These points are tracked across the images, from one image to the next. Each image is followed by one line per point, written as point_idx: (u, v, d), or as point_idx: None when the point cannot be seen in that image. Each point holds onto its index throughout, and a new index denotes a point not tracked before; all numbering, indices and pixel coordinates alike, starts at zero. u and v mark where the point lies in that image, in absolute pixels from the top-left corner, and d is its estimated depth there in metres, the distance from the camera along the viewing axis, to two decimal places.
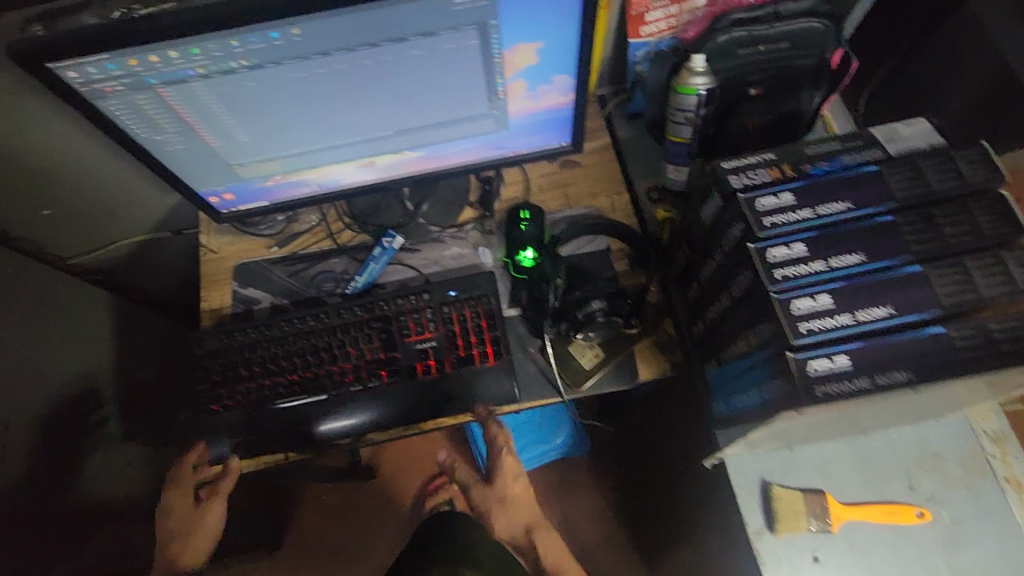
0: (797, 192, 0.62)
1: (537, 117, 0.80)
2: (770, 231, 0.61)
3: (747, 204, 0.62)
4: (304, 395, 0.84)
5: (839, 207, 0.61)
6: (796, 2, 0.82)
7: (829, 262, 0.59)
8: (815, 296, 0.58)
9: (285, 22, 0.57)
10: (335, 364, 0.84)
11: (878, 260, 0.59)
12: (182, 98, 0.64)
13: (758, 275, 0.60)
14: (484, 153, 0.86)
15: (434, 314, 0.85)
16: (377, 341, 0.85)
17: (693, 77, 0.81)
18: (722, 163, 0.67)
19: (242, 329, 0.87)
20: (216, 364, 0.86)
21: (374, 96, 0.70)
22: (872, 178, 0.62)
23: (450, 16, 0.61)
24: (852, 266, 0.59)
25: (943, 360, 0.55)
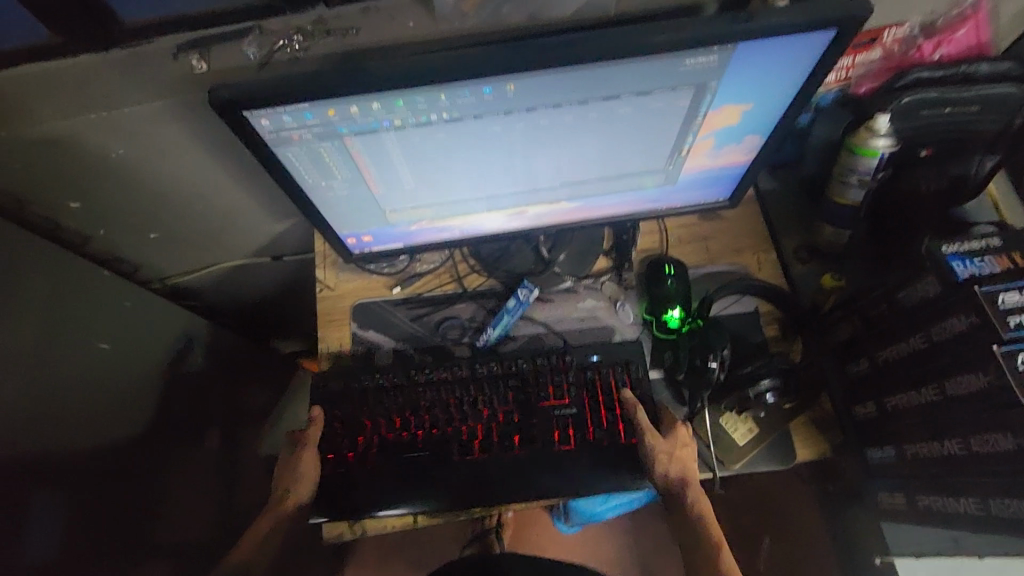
0: None
1: (707, 174, 0.75)
2: (1014, 333, 0.56)
3: (987, 301, 0.57)
4: (430, 460, 0.78)
5: None
6: (991, 65, 0.74)
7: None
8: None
9: (507, 78, 0.52)
10: (465, 424, 0.79)
11: None
12: (366, 147, 0.59)
13: (1007, 383, 0.57)
14: (638, 206, 0.81)
15: (575, 377, 0.80)
16: (512, 403, 0.79)
17: (875, 139, 0.76)
18: (944, 246, 0.63)
19: (367, 376, 0.82)
20: (336, 412, 0.80)
21: (560, 149, 0.64)
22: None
23: (674, 77, 0.56)
24: None
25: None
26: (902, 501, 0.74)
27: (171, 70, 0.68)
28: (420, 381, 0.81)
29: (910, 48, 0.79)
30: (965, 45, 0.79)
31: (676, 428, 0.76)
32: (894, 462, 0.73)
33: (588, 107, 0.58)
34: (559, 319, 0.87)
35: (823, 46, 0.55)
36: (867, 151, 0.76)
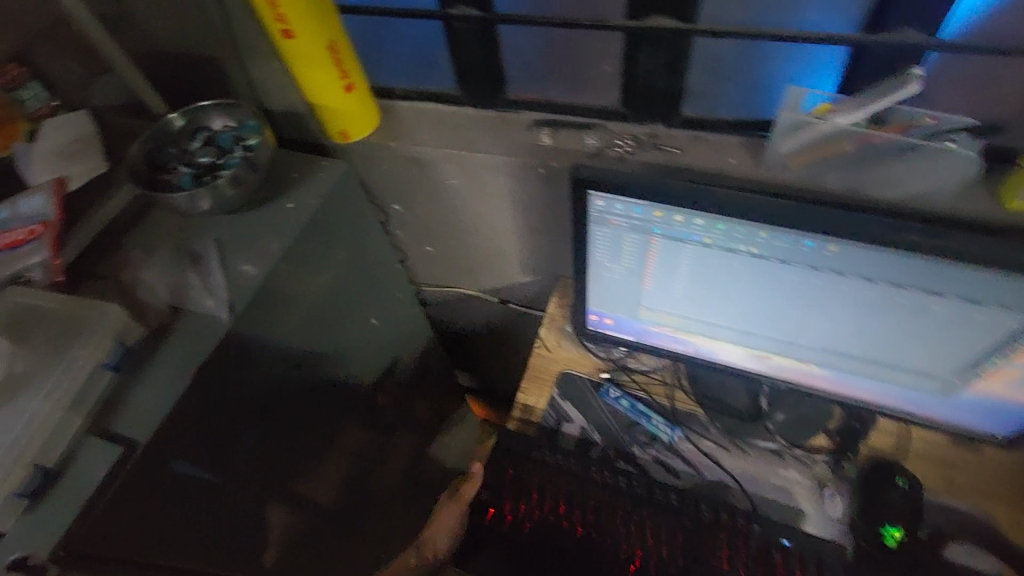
0: None
1: (996, 403, 0.67)
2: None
3: None
4: (602, 563, 0.80)
5: None
6: None
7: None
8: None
9: (832, 240, 0.55)
10: (624, 540, 0.81)
11: None
12: (663, 250, 0.66)
13: None
14: (894, 402, 0.75)
15: (756, 551, 0.77)
16: (681, 543, 0.79)
17: None
18: None
19: (553, 452, 0.88)
20: (513, 470, 0.87)
21: (847, 320, 0.64)
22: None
23: (1014, 299, 0.53)
24: None
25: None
26: None
27: (523, 136, 0.83)
28: (622, 490, 0.83)
29: None
30: None
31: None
32: None
33: (899, 291, 0.57)
34: (758, 477, 0.83)
35: None
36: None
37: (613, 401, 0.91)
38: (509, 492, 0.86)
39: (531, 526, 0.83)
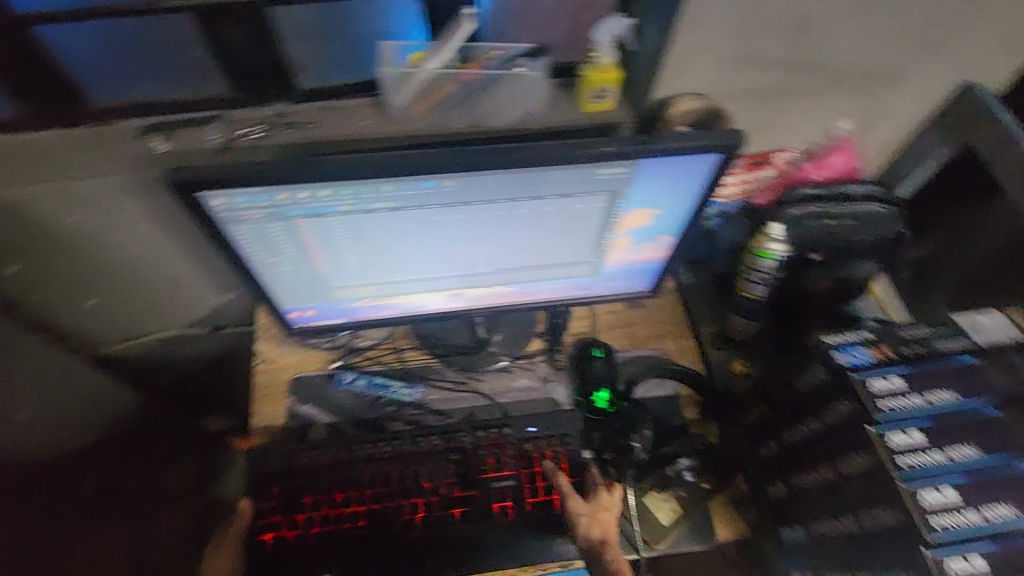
0: (906, 376, 0.65)
1: (630, 267, 0.82)
2: (884, 415, 0.62)
3: (861, 383, 0.64)
4: (390, 533, 0.80)
5: (946, 395, 0.64)
6: (860, 187, 0.91)
7: (950, 451, 0.60)
8: (941, 488, 0.58)
9: (442, 176, 0.59)
10: (404, 497, 0.81)
11: (993, 454, 0.60)
12: (312, 229, 0.65)
13: (881, 461, 0.60)
14: (568, 292, 0.88)
15: (514, 449, 0.84)
16: (454, 475, 0.82)
17: (771, 243, 0.86)
18: (825, 338, 0.72)
19: (309, 450, 0.84)
20: (275, 488, 0.81)
21: (498, 238, 0.71)
22: (973, 368, 0.66)
23: (592, 182, 0.64)
24: (969, 460, 0.60)
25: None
26: None
27: (137, 147, 0.73)
28: (388, 454, 0.84)
29: (795, 170, 0.94)
30: (840, 170, 0.92)
31: (599, 494, 0.79)
32: (796, 540, 0.76)
33: (518, 203, 0.65)
34: (498, 395, 0.91)
35: (710, 167, 0.65)
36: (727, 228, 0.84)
37: (350, 384, 0.91)
38: (281, 505, 0.80)
39: (309, 534, 0.79)
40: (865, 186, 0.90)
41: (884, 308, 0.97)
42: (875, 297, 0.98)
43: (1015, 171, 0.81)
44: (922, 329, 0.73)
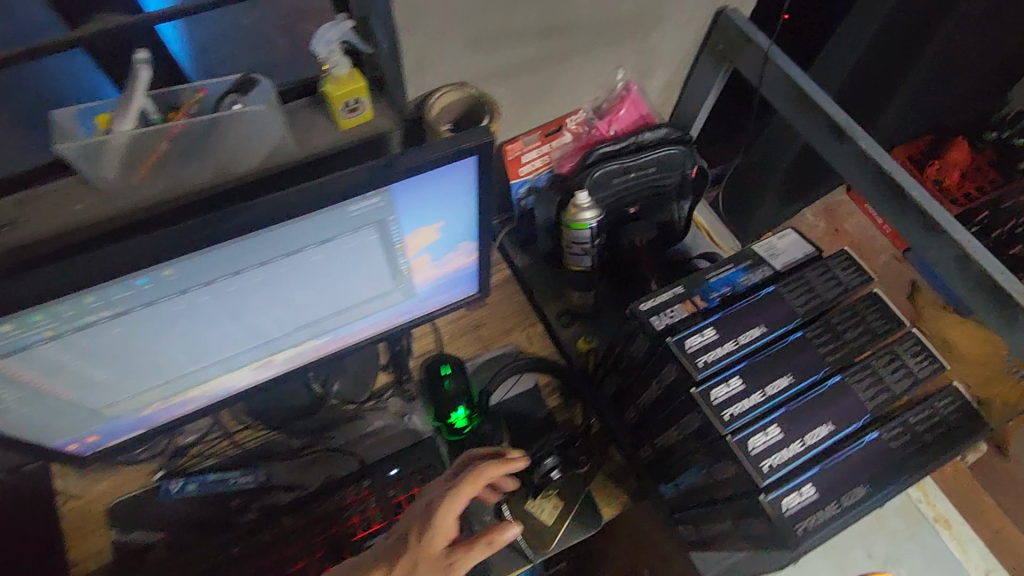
0: (716, 325, 0.65)
1: (443, 279, 0.77)
2: (705, 372, 0.62)
3: (677, 347, 0.63)
4: None
5: (756, 332, 0.65)
6: (651, 134, 0.91)
7: (766, 389, 0.61)
8: (766, 430, 0.59)
9: (155, 268, 0.50)
10: None
11: (805, 377, 0.62)
12: (25, 364, 0.53)
13: (709, 420, 0.60)
14: (395, 322, 0.81)
15: (379, 500, 0.77)
16: (321, 551, 0.74)
17: (582, 213, 0.85)
18: (640, 305, 0.69)
19: None
20: None
21: (274, 301, 0.62)
22: (773, 298, 0.68)
23: (347, 221, 0.56)
24: (785, 390, 0.62)
25: (906, 449, 0.61)
26: (694, 530, 0.76)
27: None
28: (242, 553, 0.74)
29: (590, 130, 0.92)
30: (633, 120, 0.93)
31: None
32: (673, 496, 0.77)
33: (275, 263, 0.57)
34: (353, 447, 0.83)
35: (473, 168, 0.59)
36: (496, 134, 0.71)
37: (181, 492, 0.79)
38: None
39: None
40: (661, 130, 0.91)
41: (709, 235, 1.06)
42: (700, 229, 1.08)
43: (779, 89, 0.83)
44: (727, 265, 0.72)
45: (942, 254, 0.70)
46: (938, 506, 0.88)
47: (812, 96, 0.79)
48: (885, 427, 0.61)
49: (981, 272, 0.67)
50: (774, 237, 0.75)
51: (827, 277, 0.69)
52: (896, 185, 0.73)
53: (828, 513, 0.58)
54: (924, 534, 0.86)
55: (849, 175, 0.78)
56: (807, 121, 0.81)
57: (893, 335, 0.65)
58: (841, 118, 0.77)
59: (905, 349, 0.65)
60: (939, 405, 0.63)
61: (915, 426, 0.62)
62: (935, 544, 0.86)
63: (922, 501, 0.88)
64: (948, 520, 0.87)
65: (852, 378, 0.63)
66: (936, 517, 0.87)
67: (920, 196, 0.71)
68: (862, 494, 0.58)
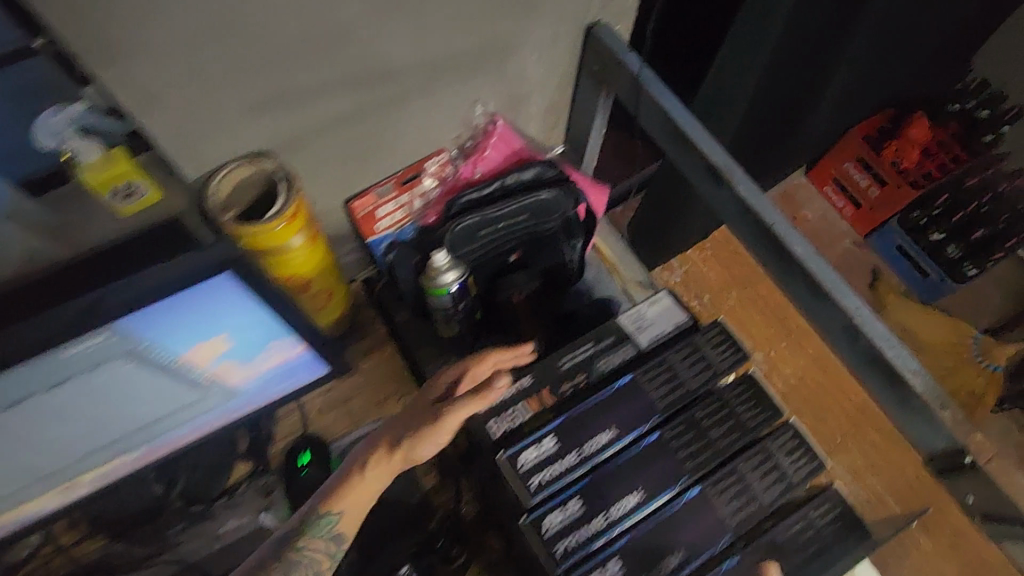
0: (558, 434, 0.56)
1: (271, 373, 0.67)
2: (538, 497, 0.53)
3: (508, 467, 0.54)
4: None
5: (603, 439, 0.56)
6: (522, 174, 0.80)
7: (609, 511, 0.53)
8: (604, 565, 0.52)
9: None
10: None
11: (656, 493, 0.54)
12: None
13: (540, 555, 0.52)
14: (230, 416, 0.71)
15: None
16: None
17: (442, 276, 0.75)
18: (478, 405, 0.57)
19: None
20: None
21: (28, 442, 0.53)
22: (630, 390, 0.58)
23: (76, 362, 0.47)
24: (631, 511, 0.54)
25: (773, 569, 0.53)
26: None
27: None
28: None
29: (454, 174, 0.81)
30: (502, 159, 0.82)
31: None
32: None
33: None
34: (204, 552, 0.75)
35: (236, 282, 0.49)
36: (285, 230, 0.61)
37: None
38: None
39: None
40: (531, 170, 0.81)
41: (613, 268, 0.96)
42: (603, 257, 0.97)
43: (657, 123, 0.72)
44: (586, 345, 0.60)
45: (828, 320, 0.61)
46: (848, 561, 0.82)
47: (688, 133, 0.68)
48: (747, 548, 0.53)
49: (868, 346, 0.58)
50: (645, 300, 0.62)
51: (694, 360, 0.59)
52: (778, 240, 0.63)
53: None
54: None
55: (732, 222, 0.68)
56: (686, 159, 0.70)
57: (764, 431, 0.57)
58: (718, 159, 0.66)
59: (778, 446, 0.56)
60: (814, 513, 0.55)
61: (782, 544, 0.54)
62: None
63: None
64: None
65: (714, 489, 0.55)
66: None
67: (803, 254, 0.61)
68: None
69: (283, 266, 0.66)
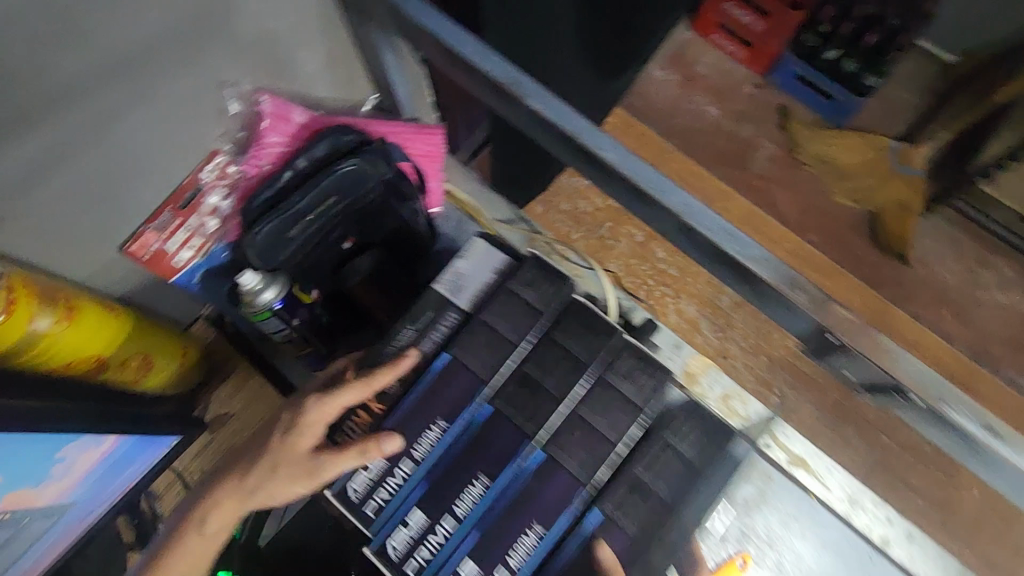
0: (474, 551, 0.53)
1: (97, 473, 0.59)
2: None
3: None
4: None
5: (529, 538, 0.52)
6: (310, 152, 0.68)
7: (456, 513, 0.53)
8: None
9: None
10: None
11: (557, 524, 0.53)
12: None
13: None
14: (83, 521, 0.64)
15: None
16: None
17: (260, 298, 0.65)
18: (349, 495, 0.55)
19: None
20: None
21: None
22: (548, 466, 0.54)
23: None
24: (533, 550, 0.52)
25: (649, 524, 0.52)
26: None
27: None
28: None
29: (243, 175, 0.69)
30: (288, 140, 0.70)
31: None
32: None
33: None
34: None
35: None
36: (15, 321, 0.51)
37: None
38: None
39: None
40: (323, 144, 0.68)
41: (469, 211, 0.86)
42: (461, 205, 0.87)
43: (431, 50, 0.61)
44: (405, 332, 0.59)
45: (664, 225, 0.53)
46: (790, 446, 0.77)
47: (461, 52, 0.57)
48: (608, 502, 0.53)
49: (705, 241, 0.51)
50: (459, 258, 0.61)
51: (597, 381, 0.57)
52: (584, 149, 0.54)
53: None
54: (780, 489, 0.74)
55: (543, 142, 0.58)
56: (475, 84, 0.59)
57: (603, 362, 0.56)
58: (499, 72, 0.56)
59: (621, 374, 0.55)
60: (673, 438, 0.54)
61: (643, 480, 0.53)
62: (789, 495, 0.74)
63: (772, 445, 0.77)
64: (805, 461, 0.76)
65: (559, 447, 0.54)
66: (788, 459, 0.76)
67: (614, 158, 0.52)
68: None
69: (57, 355, 0.57)
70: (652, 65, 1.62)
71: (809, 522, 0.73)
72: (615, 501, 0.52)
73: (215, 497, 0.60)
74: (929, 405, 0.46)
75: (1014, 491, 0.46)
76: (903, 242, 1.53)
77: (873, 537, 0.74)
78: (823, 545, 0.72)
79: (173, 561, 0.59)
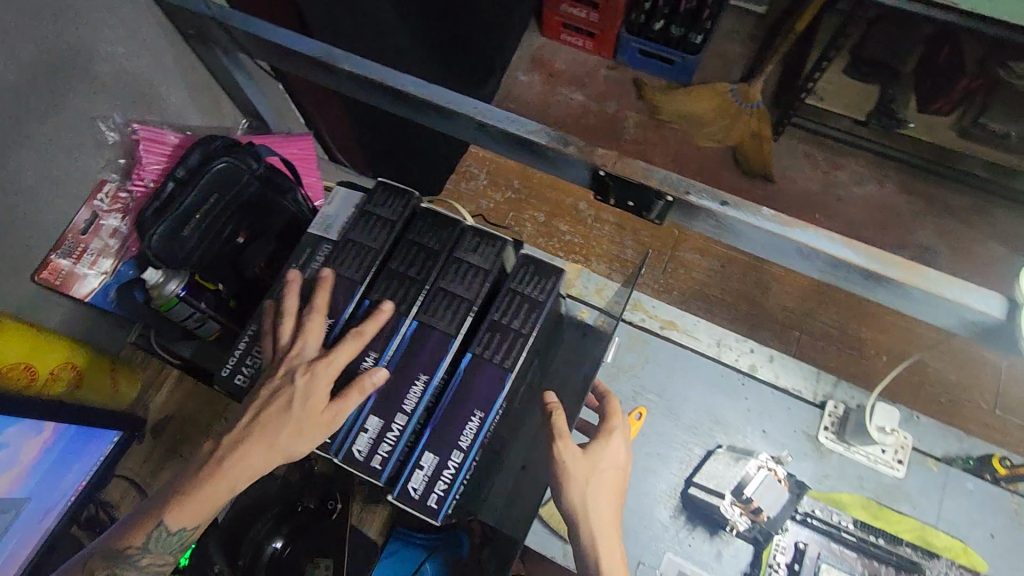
0: (377, 409, 0.63)
1: (45, 465, 0.66)
2: (384, 471, 0.62)
3: (347, 463, 0.62)
4: None
5: (418, 387, 0.63)
6: (187, 162, 0.79)
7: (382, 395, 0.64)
8: (420, 463, 0.61)
9: None
10: None
11: (437, 372, 0.64)
12: None
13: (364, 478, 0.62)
14: (41, 526, 0.69)
15: None
16: None
17: (165, 289, 0.73)
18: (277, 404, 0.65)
19: None
20: None
21: None
22: (422, 331, 0.65)
23: None
24: (421, 396, 0.63)
25: (508, 349, 0.63)
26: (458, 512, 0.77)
27: None
28: None
29: (132, 197, 0.80)
30: (166, 160, 0.81)
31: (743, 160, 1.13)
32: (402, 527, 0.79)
33: None
34: None
35: None
36: None
37: None
38: None
39: None
40: (195, 154, 0.80)
41: None
42: None
43: (260, 50, 0.75)
44: (291, 268, 0.70)
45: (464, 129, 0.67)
46: (657, 313, 0.90)
47: (279, 42, 0.71)
48: (476, 344, 0.64)
49: (493, 128, 0.65)
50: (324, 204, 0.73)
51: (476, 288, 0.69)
52: (389, 88, 0.68)
53: (452, 467, 0.61)
54: (656, 349, 0.86)
55: (365, 97, 0.72)
56: (300, 67, 0.73)
57: (452, 244, 0.68)
58: (310, 49, 0.70)
59: (465, 249, 0.68)
60: (517, 285, 0.66)
61: (500, 323, 0.65)
62: (664, 352, 0.86)
63: (645, 318, 0.90)
64: (671, 322, 0.89)
65: (430, 313, 0.66)
66: (660, 325, 0.89)
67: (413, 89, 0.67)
68: (474, 425, 0.62)
69: None
70: (515, 72, 1.83)
71: (688, 368, 0.85)
72: (482, 344, 0.64)
73: (231, 456, 0.59)
74: (677, 197, 0.59)
75: (757, 246, 0.60)
76: (765, 164, 1.70)
77: (741, 365, 0.85)
78: (704, 384, 0.84)
79: (188, 508, 0.58)
